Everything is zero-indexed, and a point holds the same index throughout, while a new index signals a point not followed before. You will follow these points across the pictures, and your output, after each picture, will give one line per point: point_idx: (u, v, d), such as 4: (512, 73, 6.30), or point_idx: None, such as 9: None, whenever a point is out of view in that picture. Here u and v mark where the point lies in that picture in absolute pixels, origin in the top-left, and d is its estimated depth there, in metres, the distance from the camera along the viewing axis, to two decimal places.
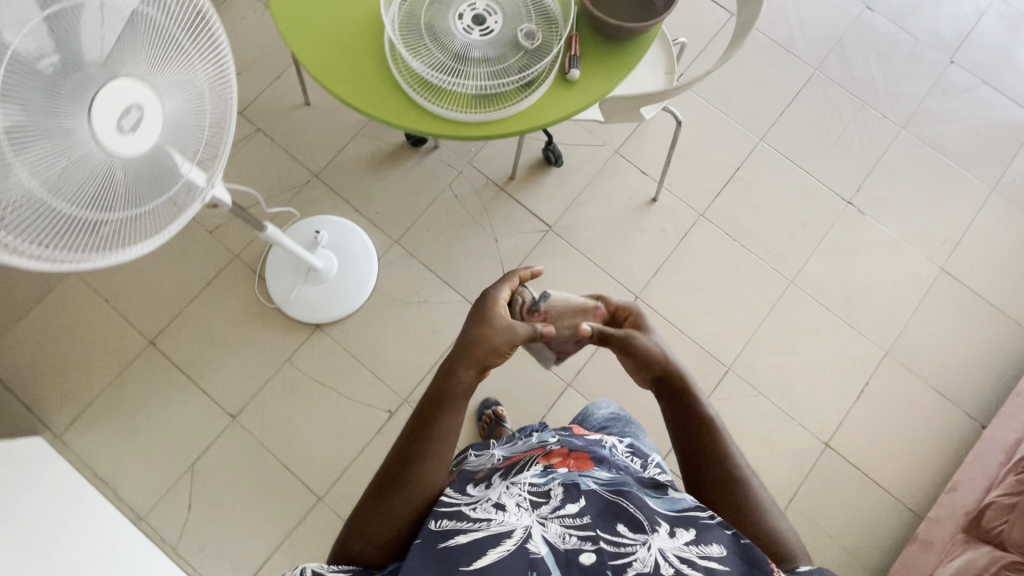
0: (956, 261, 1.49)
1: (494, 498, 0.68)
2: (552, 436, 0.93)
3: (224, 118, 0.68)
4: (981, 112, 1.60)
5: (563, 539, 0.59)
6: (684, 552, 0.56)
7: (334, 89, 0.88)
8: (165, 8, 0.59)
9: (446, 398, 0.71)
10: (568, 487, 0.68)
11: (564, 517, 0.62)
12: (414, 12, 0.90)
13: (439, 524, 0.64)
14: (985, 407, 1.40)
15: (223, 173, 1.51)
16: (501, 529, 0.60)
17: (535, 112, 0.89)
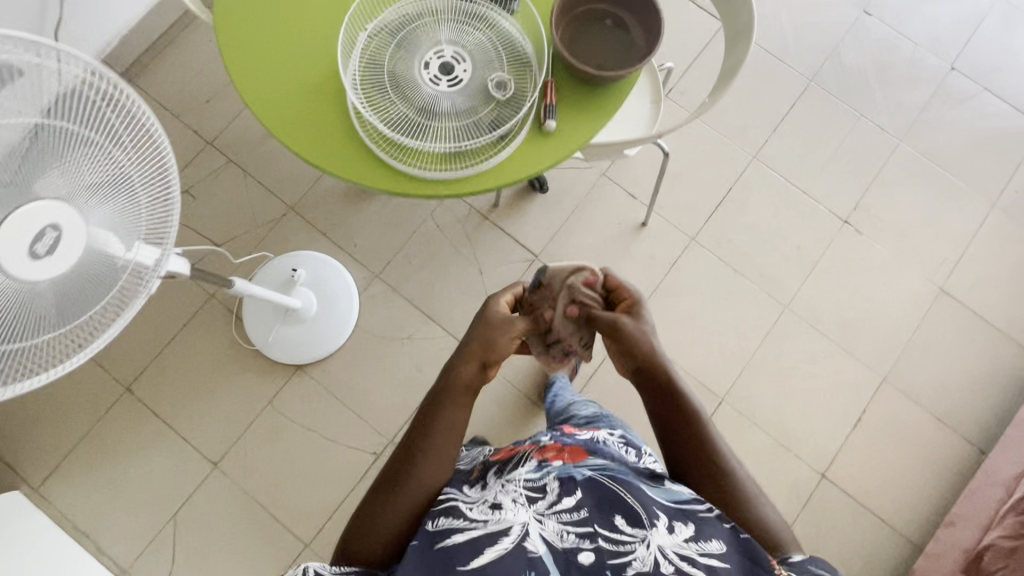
0: (957, 280, 1.44)
1: (491, 498, 0.69)
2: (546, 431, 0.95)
3: (167, 202, 0.65)
4: (983, 121, 1.53)
5: (561, 537, 0.63)
6: (683, 549, 0.61)
7: (296, 150, 0.83)
8: (76, 114, 0.58)
9: (450, 391, 0.78)
10: (564, 480, 0.72)
11: (562, 512, 0.66)
12: (376, 62, 0.84)
13: (437, 525, 0.66)
14: (987, 432, 1.36)
15: (195, 208, 1.45)
16: (498, 527, 0.64)
17: (511, 165, 0.84)
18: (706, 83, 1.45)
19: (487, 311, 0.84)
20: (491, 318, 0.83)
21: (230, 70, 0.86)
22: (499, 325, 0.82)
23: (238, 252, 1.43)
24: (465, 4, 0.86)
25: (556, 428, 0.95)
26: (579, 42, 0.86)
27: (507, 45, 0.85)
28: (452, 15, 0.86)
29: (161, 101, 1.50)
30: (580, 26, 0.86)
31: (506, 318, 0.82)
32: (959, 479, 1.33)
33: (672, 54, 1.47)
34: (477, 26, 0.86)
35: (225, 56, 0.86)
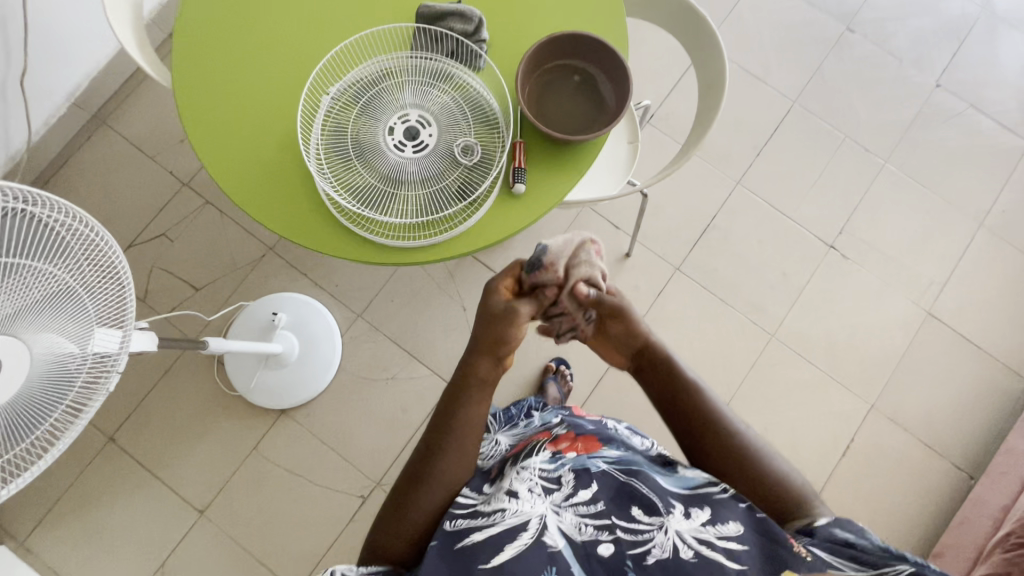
0: (944, 303, 1.43)
1: (506, 486, 0.70)
2: (555, 417, 0.97)
3: (119, 291, 0.64)
4: (968, 138, 1.51)
5: (580, 530, 0.65)
6: (701, 533, 0.61)
7: (264, 223, 0.82)
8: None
9: (465, 389, 0.74)
10: (579, 472, 0.72)
11: (578, 505, 0.68)
12: (339, 128, 0.82)
13: (456, 524, 0.66)
14: (976, 457, 1.36)
15: (173, 252, 1.43)
16: (517, 520, 0.64)
17: (482, 229, 0.82)
18: (687, 110, 1.43)
19: (489, 302, 0.76)
20: (494, 310, 0.76)
21: (192, 141, 0.84)
22: (501, 317, 0.75)
23: (218, 294, 1.41)
24: (428, 65, 0.84)
25: (567, 405, 1.07)
26: (546, 98, 0.85)
27: (474, 106, 0.84)
28: (416, 77, 0.84)
29: (136, 143, 1.48)
30: (548, 84, 0.85)
31: (509, 308, 0.75)
32: (949, 505, 1.32)
33: (652, 80, 1.45)
34: (442, 86, 0.84)
35: (187, 126, 0.85)
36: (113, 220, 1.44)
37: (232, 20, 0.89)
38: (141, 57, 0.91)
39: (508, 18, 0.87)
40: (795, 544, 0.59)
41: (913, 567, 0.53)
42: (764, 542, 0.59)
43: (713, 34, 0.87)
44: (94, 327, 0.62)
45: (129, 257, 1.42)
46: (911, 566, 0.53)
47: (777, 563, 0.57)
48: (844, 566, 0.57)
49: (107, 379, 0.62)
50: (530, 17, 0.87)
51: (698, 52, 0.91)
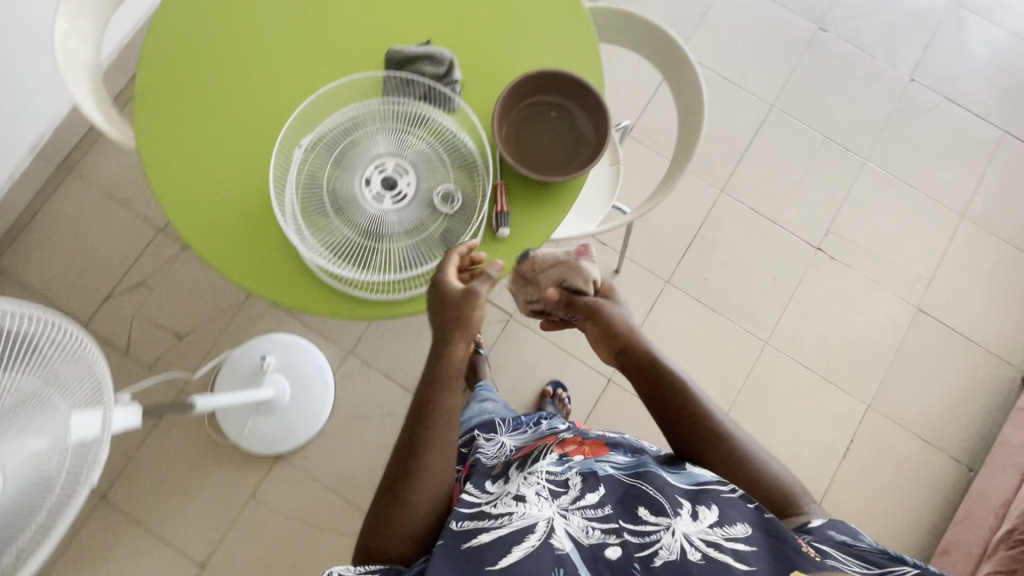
0: (932, 297, 1.44)
1: (514, 491, 0.70)
2: (563, 425, 0.97)
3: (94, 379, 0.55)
4: (945, 130, 1.52)
5: (587, 533, 0.62)
6: (709, 535, 0.59)
7: (246, 286, 0.81)
8: None
9: (440, 377, 0.70)
10: (587, 476, 0.72)
11: (585, 509, 0.66)
12: (314, 182, 0.80)
13: (463, 525, 0.65)
14: (975, 449, 1.37)
15: (153, 300, 1.39)
16: (524, 522, 0.63)
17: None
18: (666, 121, 1.42)
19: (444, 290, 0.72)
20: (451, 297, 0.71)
21: (164, 204, 0.81)
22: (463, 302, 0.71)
23: (204, 341, 1.38)
24: (401, 111, 0.82)
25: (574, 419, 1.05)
26: (527, 130, 0.83)
27: (452, 150, 0.82)
28: (390, 123, 0.81)
29: (106, 190, 1.44)
30: (525, 120, 0.83)
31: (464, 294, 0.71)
32: (952, 499, 1.34)
33: (629, 93, 1.44)
34: (418, 132, 0.82)
35: (157, 189, 0.82)
36: (88, 272, 1.40)
37: (195, 74, 0.85)
38: (101, 113, 0.87)
39: (481, 54, 0.85)
40: (804, 546, 0.57)
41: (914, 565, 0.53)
42: (772, 541, 0.57)
43: (688, 58, 0.86)
44: (69, 418, 0.52)
45: (108, 308, 1.38)
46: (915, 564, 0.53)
47: (787, 562, 0.54)
48: (852, 563, 0.55)
49: (88, 473, 0.51)
50: (503, 52, 0.85)
51: (674, 76, 0.90)
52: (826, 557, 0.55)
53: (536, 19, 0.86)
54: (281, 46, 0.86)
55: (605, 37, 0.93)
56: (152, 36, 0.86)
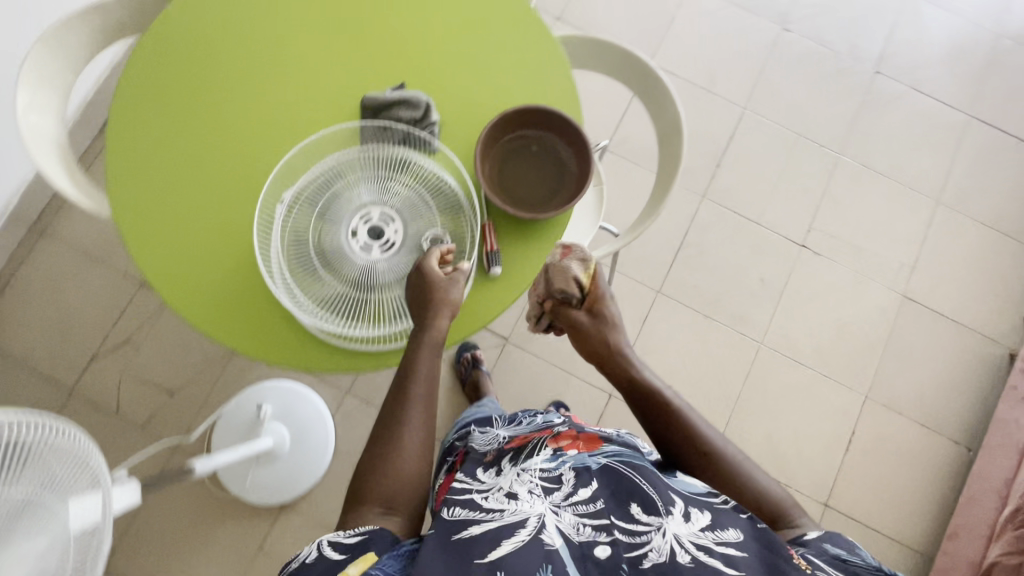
0: (917, 284, 1.47)
1: (506, 488, 0.67)
2: (560, 417, 0.90)
3: (88, 472, 0.51)
4: (913, 119, 1.55)
5: (578, 530, 0.59)
6: (700, 539, 0.57)
7: (240, 349, 0.80)
8: None
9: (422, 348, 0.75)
10: (580, 471, 0.69)
11: (578, 505, 0.63)
12: (300, 237, 0.78)
13: (455, 515, 0.63)
14: (972, 429, 1.39)
15: (140, 357, 1.36)
16: (516, 517, 0.60)
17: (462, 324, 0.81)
18: (642, 133, 1.43)
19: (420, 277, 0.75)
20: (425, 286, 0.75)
21: (147, 273, 0.80)
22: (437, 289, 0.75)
23: (197, 394, 1.35)
24: (382, 157, 0.80)
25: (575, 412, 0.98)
26: (513, 167, 0.82)
27: (436, 192, 0.81)
28: (371, 171, 0.80)
29: (81, 249, 1.40)
30: (506, 155, 0.82)
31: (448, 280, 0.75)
32: (954, 481, 1.36)
33: (604, 108, 1.44)
34: (400, 177, 0.80)
35: (138, 259, 0.80)
36: (70, 336, 1.36)
37: (164, 138, 0.83)
38: (70, 184, 0.85)
39: (457, 93, 0.85)
40: (795, 558, 0.57)
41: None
42: (764, 551, 0.56)
43: (661, 82, 0.87)
44: (69, 515, 0.48)
45: (94, 370, 1.35)
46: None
47: (776, 569, 0.54)
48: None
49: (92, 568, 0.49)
50: (478, 88, 0.85)
51: (649, 99, 0.90)
52: (817, 568, 0.56)
53: (510, 55, 0.86)
54: (252, 100, 0.84)
55: (579, 63, 0.94)
56: (117, 100, 0.84)
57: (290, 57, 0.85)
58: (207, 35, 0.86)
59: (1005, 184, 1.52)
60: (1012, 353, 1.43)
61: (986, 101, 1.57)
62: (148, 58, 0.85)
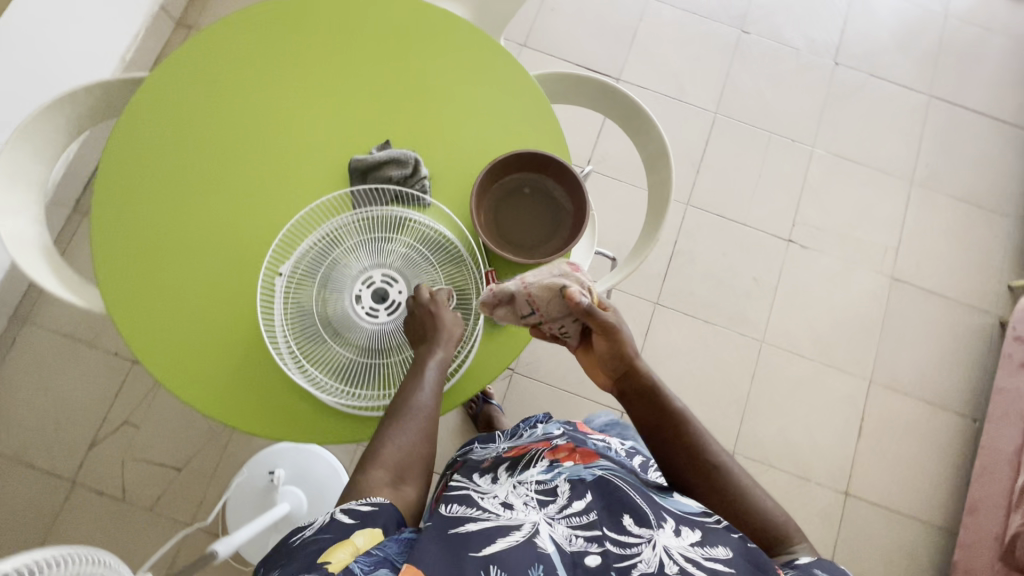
0: (903, 264, 1.50)
1: (502, 497, 0.68)
2: (557, 430, 0.93)
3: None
4: (877, 105, 1.60)
5: (570, 541, 0.60)
6: (689, 552, 0.59)
7: (253, 432, 0.78)
8: None
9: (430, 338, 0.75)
10: (575, 482, 0.70)
11: (571, 516, 0.64)
12: (303, 309, 0.77)
13: (452, 513, 0.64)
14: (974, 399, 1.43)
15: (141, 437, 1.32)
16: (510, 523, 0.61)
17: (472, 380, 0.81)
18: (622, 151, 1.45)
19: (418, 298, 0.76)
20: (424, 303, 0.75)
21: (149, 367, 0.78)
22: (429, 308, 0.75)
23: (205, 467, 1.31)
24: (376, 216, 0.79)
25: (571, 424, 1.02)
26: (508, 205, 0.82)
27: (435, 246, 0.80)
28: (367, 232, 0.79)
29: (68, 333, 1.36)
30: (500, 201, 0.82)
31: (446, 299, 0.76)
32: (964, 453, 1.40)
33: (581, 130, 1.46)
34: (397, 234, 0.79)
35: (141, 355, 0.78)
36: (67, 424, 1.32)
37: (151, 227, 0.81)
38: (59, 284, 0.83)
39: (443, 146, 0.85)
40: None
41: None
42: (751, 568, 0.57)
43: (643, 110, 0.88)
44: None
45: (96, 457, 1.31)
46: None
47: None
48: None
49: None
50: (464, 139, 0.85)
51: (631, 128, 0.91)
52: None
53: (490, 102, 0.86)
54: (238, 176, 0.83)
55: (558, 98, 0.95)
56: (98, 193, 0.81)
57: (271, 128, 0.84)
58: (182, 114, 0.84)
59: (972, 157, 1.57)
60: (1002, 321, 1.47)
61: (945, 80, 1.63)
62: (124, 146, 0.83)
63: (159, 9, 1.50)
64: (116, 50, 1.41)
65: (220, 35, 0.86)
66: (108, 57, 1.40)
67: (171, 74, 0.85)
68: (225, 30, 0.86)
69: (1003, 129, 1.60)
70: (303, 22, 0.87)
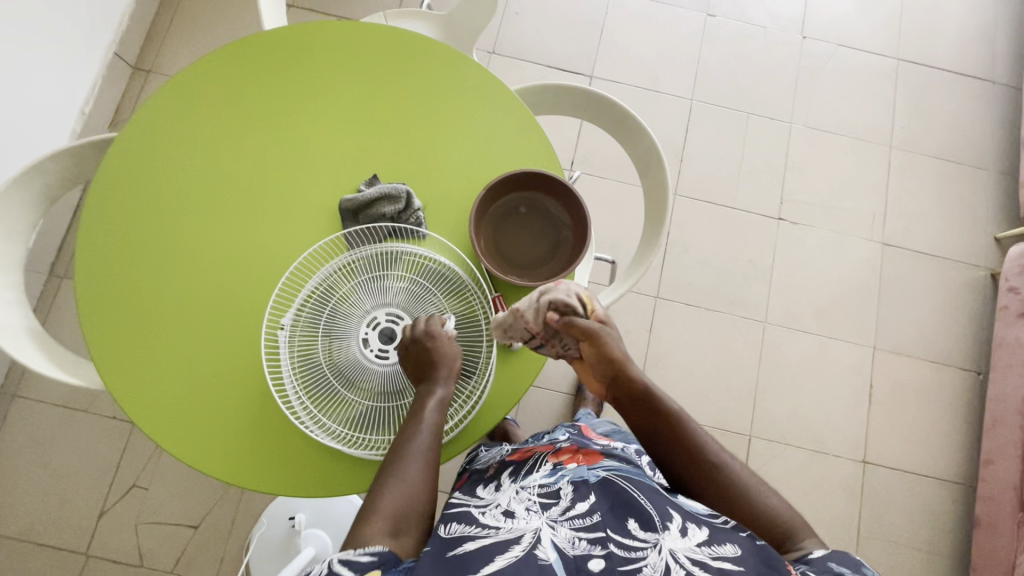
0: (892, 229, 1.52)
1: (503, 504, 0.63)
2: (563, 433, 0.88)
3: None
4: (849, 73, 1.61)
5: (573, 544, 0.55)
6: (696, 554, 0.54)
7: (274, 493, 0.76)
8: None
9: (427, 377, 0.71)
10: (578, 483, 0.65)
11: (574, 519, 0.59)
12: (310, 360, 0.74)
13: (450, 532, 0.59)
14: (975, 353, 1.46)
15: (153, 500, 1.28)
16: (510, 535, 0.56)
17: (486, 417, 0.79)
18: (605, 149, 1.45)
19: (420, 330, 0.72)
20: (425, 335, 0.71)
21: (159, 441, 0.75)
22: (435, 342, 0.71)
23: (221, 522, 1.28)
24: (371, 253, 0.76)
25: (575, 426, 0.96)
26: (506, 228, 0.81)
27: (438, 277, 0.78)
28: (365, 273, 0.76)
29: (61, 403, 1.31)
30: (499, 223, 0.81)
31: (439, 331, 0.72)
32: (971, 407, 1.42)
33: (561, 133, 1.45)
34: (395, 270, 0.76)
35: (148, 429, 0.75)
36: (73, 497, 1.27)
37: (140, 295, 0.78)
38: (53, 365, 0.81)
39: (433, 174, 0.83)
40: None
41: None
42: (762, 568, 0.53)
43: (632, 114, 0.88)
44: None
45: (108, 526, 1.27)
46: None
47: None
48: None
49: None
50: (454, 164, 0.83)
51: (621, 132, 0.91)
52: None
53: (477, 123, 0.84)
54: (225, 229, 0.80)
55: (542, 109, 0.93)
56: (82, 267, 0.78)
57: (253, 176, 0.81)
58: (159, 173, 0.81)
59: (946, 116, 1.59)
60: (994, 273, 1.49)
61: (911, 43, 1.64)
62: (103, 213, 0.80)
63: (113, 56, 1.45)
64: (74, 105, 1.36)
65: (188, 85, 0.83)
66: (66, 113, 1.34)
67: (142, 133, 0.81)
68: (192, 80, 0.83)
69: (972, 84, 1.62)
70: (273, 63, 0.84)
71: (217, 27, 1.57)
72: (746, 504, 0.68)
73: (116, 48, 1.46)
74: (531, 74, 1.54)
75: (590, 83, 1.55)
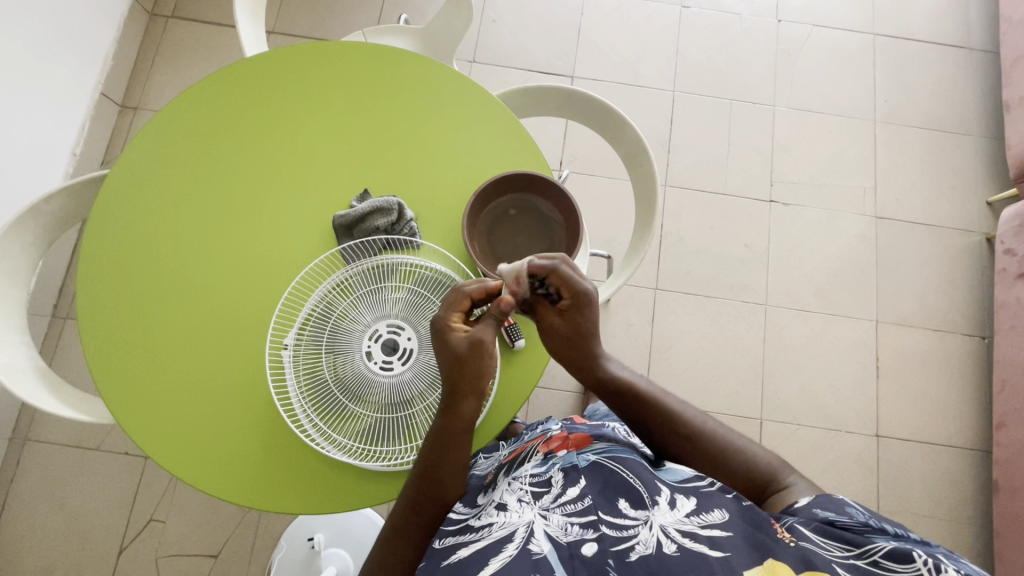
0: (884, 203, 1.52)
1: (496, 500, 0.62)
2: (554, 423, 0.86)
3: None
4: (826, 53, 1.63)
5: (565, 531, 0.55)
6: (684, 525, 0.53)
7: (290, 512, 0.76)
8: None
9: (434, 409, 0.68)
10: (568, 470, 0.64)
11: (566, 504, 0.58)
12: (319, 375, 0.75)
13: (446, 543, 0.58)
14: (978, 318, 1.46)
15: (175, 532, 1.28)
16: (502, 533, 0.55)
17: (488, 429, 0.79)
18: (591, 147, 1.46)
19: (451, 351, 0.65)
20: (462, 359, 0.65)
21: (170, 470, 0.75)
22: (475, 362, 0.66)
23: (241, 548, 1.28)
24: (368, 267, 0.76)
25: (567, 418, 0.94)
26: (501, 238, 0.82)
27: (437, 285, 0.77)
28: (363, 287, 0.76)
29: (73, 443, 1.31)
30: (489, 230, 0.81)
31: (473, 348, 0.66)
32: (978, 371, 1.42)
33: (547, 137, 1.46)
34: (394, 282, 0.76)
35: (161, 458, 0.76)
36: (92, 536, 1.28)
37: (140, 328, 0.79)
38: (59, 399, 0.82)
39: (424, 184, 0.84)
40: (783, 534, 0.53)
41: (894, 541, 0.51)
42: (749, 527, 0.53)
43: (614, 111, 0.89)
44: None
45: (129, 561, 1.27)
46: (891, 541, 0.50)
47: (763, 548, 0.50)
48: (833, 546, 0.52)
49: None
50: (440, 174, 0.84)
51: (605, 130, 0.92)
52: (802, 540, 0.52)
53: (461, 133, 0.86)
54: (226, 251, 0.81)
55: (525, 113, 0.95)
56: (83, 305, 0.79)
57: (245, 201, 0.82)
58: (156, 200, 0.82)
59: (927, 87, 1.60)
60: (989, 237, 1.50)
61: (886, 18, 1.66)
62: (102, 242, 0.81)
63: (100, 96, 1.48)
64: (65, 148, 1.39)
65: (173, 116, 0.84)
66: (59, 156, 1.37)
67: (139, 161, 0.83)
68: (188, 105, 0.84)
69: (952, 54, 1.63)
70: (256, 88, 0.85)
71: (200, 61, 1.59)
72: (752, 485, 0.68)
73: (103, 88, 1.48)
74: (513, 78, 1.56)
75: (572, 83, 1.57)
